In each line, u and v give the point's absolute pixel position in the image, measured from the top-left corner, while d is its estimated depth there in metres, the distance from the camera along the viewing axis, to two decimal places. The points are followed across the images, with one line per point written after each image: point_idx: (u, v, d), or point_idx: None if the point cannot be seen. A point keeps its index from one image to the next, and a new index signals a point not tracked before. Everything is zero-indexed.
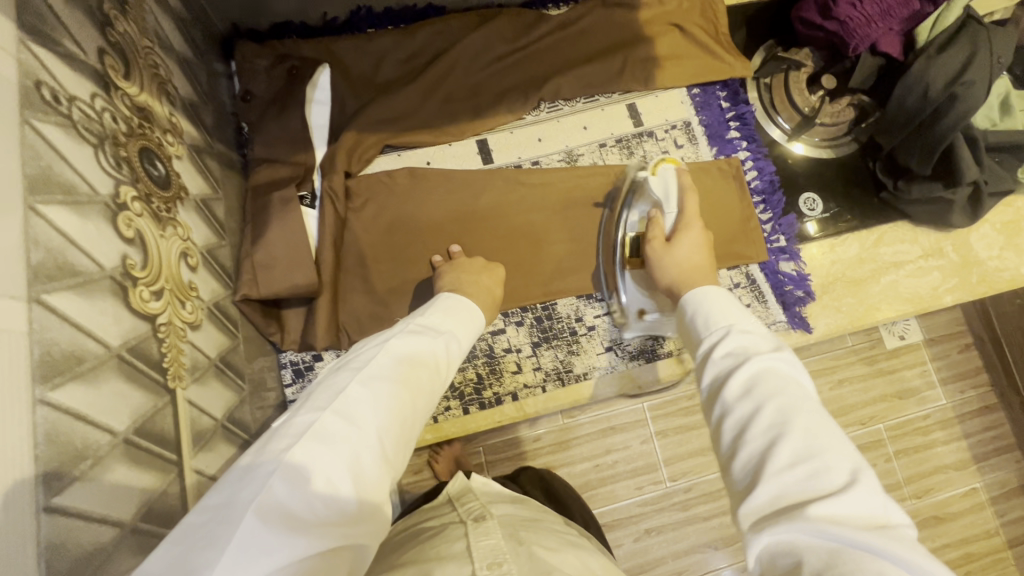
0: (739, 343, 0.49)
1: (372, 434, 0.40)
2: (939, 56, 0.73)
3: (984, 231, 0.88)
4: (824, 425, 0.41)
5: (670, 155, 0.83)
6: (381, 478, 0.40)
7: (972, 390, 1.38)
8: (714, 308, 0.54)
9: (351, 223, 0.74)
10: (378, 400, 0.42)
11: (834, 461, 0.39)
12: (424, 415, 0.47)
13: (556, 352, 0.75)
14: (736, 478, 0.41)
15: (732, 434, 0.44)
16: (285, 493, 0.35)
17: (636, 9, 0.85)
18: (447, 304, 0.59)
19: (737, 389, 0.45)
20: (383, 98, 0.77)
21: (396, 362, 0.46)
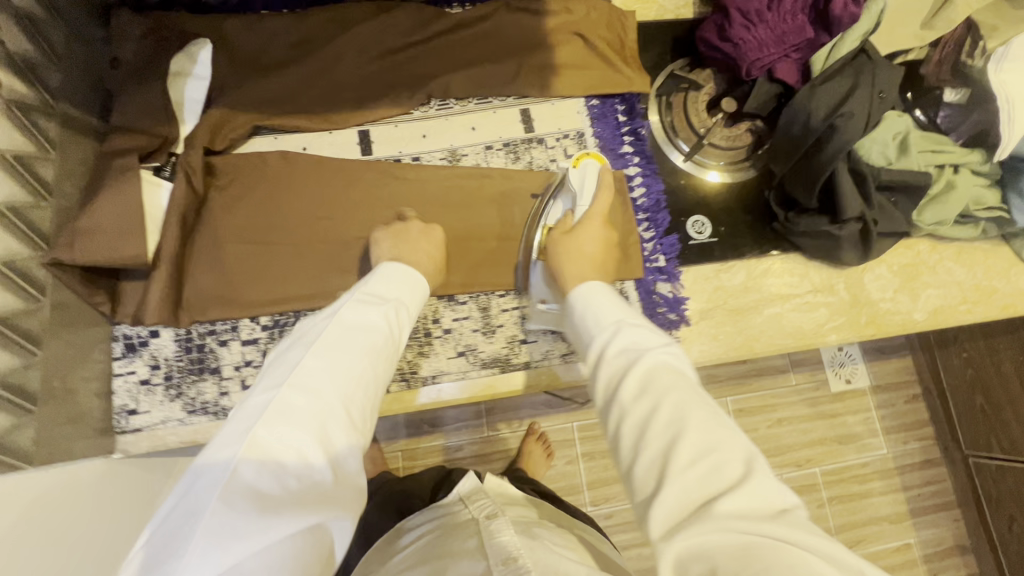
0: (630, 339, 0.52)
1: (332, 406, 0.46)
2: (821, 87, 0.71)
3: (880, 271, 0.85)
4: (717, 417, 0.45)
5: (558, 165, 0.82)
6: (350, 445, 0.46)
7: (915, 443, 1.49)
8: (597, 304, 0.57)
9: (212, 200, 0.73)
10: (332, 375, 0.48)
11: (730, 455, 0.42)
12: (383, 372, 0.53)
13: (406, 352, 0.72)
14: (638, 480, 0.44)
15: (628, 436, 0.46)
16: (252, 474, 0.40)
17: (542, 16, 0.84)
18: (408, 275, 0.64)
19: (635, 389, 0.48)
20: (260, 78, 0.76)
21: (345, 332, 0.52)
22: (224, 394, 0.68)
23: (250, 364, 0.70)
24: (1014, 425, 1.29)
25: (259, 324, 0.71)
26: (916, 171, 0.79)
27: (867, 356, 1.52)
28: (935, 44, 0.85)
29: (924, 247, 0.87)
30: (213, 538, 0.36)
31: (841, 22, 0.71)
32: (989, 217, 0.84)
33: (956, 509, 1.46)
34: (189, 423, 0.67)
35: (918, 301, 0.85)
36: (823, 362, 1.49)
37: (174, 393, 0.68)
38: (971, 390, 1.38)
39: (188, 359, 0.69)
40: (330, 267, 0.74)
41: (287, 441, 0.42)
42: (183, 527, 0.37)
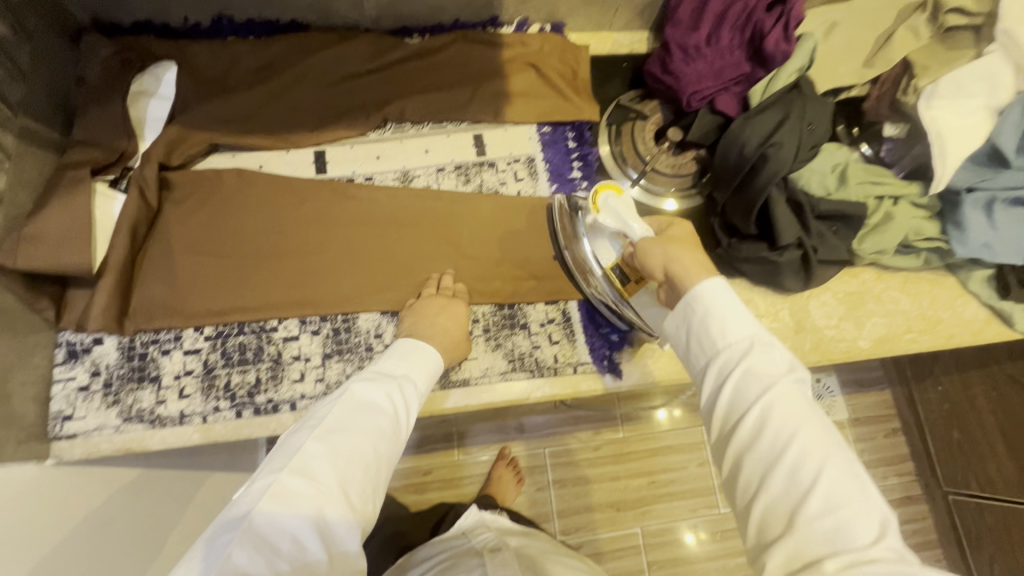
0: (758, 368, 0.48)
1: (333, 488, 0.46)
2: (754, 118, 0.74)
3: (825, 298, 0.86)
4: (845, 471, 0.43)
5: (507, 187, 0.84)
6: (349, 529, 0.45)
7: (895, 478, 1.47)
8: (726, 316, 0.51)
9: (166, 213, 0.75)
10: (336, 454, 0.48)
11: (859, 516, 0.41)
12: (390, 457, 0.52)
13: (345, 366, 0.73)
14: (757, 511, 0.44)
15: (751, 471, 0.46)
16: (246, 559, 0.40)
17: (498, 48, 0.88)
18: (422, 353, 0.63)
19: (756, 423, 0.46)
20: (221, 100, 0.79)
21: (351, 412, 0.51)
22: (161, 402, 0.69)
23: (190, 373, 0.71)
24: (990, 462, 1.28)
25: (203, 334, 0.72)
26: (855, 201, 0.81)
27: (844, 388, 1.52)
28: (875, 81, 0.90)
29: (869, 276, 0.88)
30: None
31: (773, 58, 0.75)
32: (930, 247, 0.85)
33: (937, 548, 1.44)
34: (124, 431, 0.68)
35: (863, 329, 0.86)
36: None
37: (111, 400, 0.69)
38: (948, 424, 1.38)
39: (129, 367, 0.70)
40: (276, 281, 0.75)
41: (283, 525, 0.42)
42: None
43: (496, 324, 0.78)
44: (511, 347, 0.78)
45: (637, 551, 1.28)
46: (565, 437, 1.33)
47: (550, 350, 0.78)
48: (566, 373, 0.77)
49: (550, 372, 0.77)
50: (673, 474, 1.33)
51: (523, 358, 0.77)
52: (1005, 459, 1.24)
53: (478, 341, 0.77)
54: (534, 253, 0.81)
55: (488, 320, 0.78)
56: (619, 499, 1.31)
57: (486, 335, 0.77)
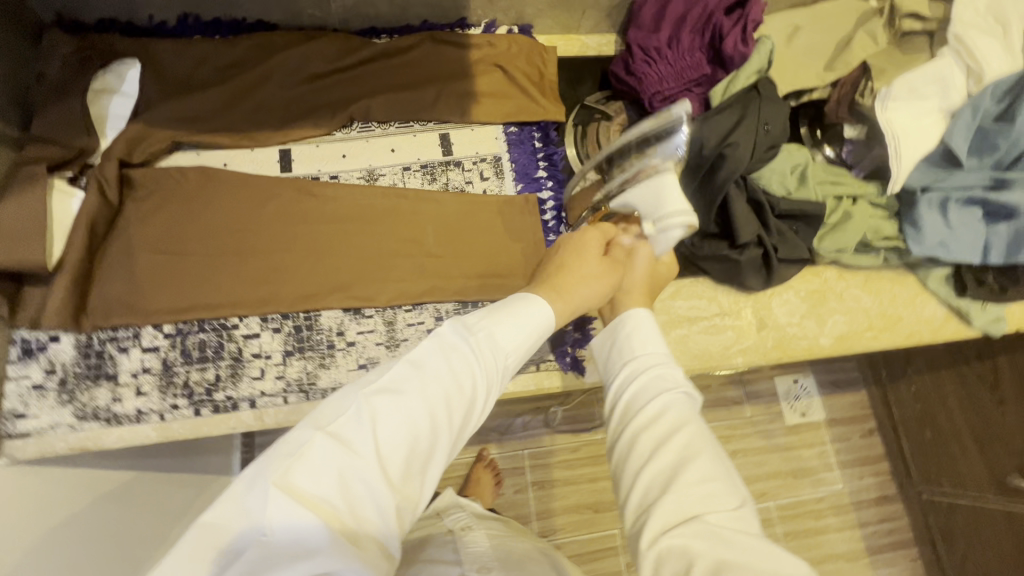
0: (660, 366, 0.53)
1: (386, 457, 0.39)
2: (713, 117, 0.75)
3: (788, 297, 0.87)
4: (716, 454, 0.47)
5: (473, 186, 0.85)
6: (392, 509, 0.38)
7: (871, 478, 1.48)
8: (637, 330, 0.56)
9: (127, 210, 0.75)
10: (382, 414, 0.40)
11: (728, 487, 0.45)
12: (460, 427, 0.44)
13: (307, 363, 0.73)
14: (639, 491, 0.47)
15: (639, 454, 0.48)
16: (278, 523, 0.35)
17: (465, 48, 0.89)
18: (519, 311, 0.51)
19: (649, 415, 0.49)
20: (185, 97, 0.79)
21: (422, 368, 0.44)
22: (117, 401, 0.69)
23: (148, 371, 0.70)
24: (961, 460, 1.30)
25: (162, 332, 0.72)
26: (814, 200, 0.82)
27: (821, 389, 1.53)
28: (835, 84, 0.91)
29: (832, 274, 0.90)
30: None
31: (733, 61, 0.78)
32: (888, 247, 0.87)
33: (911, 548, 1.45)
34: (80, 429, 0.68)
35: (824, 327, 0.87)
36: (780, 394, 1.50)
37: (67, 398, 0.68)
38: (921, 424, 1.40)
39: (86, 365, 0.69)
40: (238, 279, 0.75)
41: (323, 491, 0.37)
42: (202, 560, 0.34)
43: None
44: None
45: (614, 552, 1.28)
46: (542, 439, 1.33)
47: None
48: (527, 370, 0.77)
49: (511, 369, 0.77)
50: None
51: None
52: (976, 457, 1.27)
53: None
54: (499, 250, 0.81)
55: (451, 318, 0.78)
56: (597, 500, 1.31)
57: None
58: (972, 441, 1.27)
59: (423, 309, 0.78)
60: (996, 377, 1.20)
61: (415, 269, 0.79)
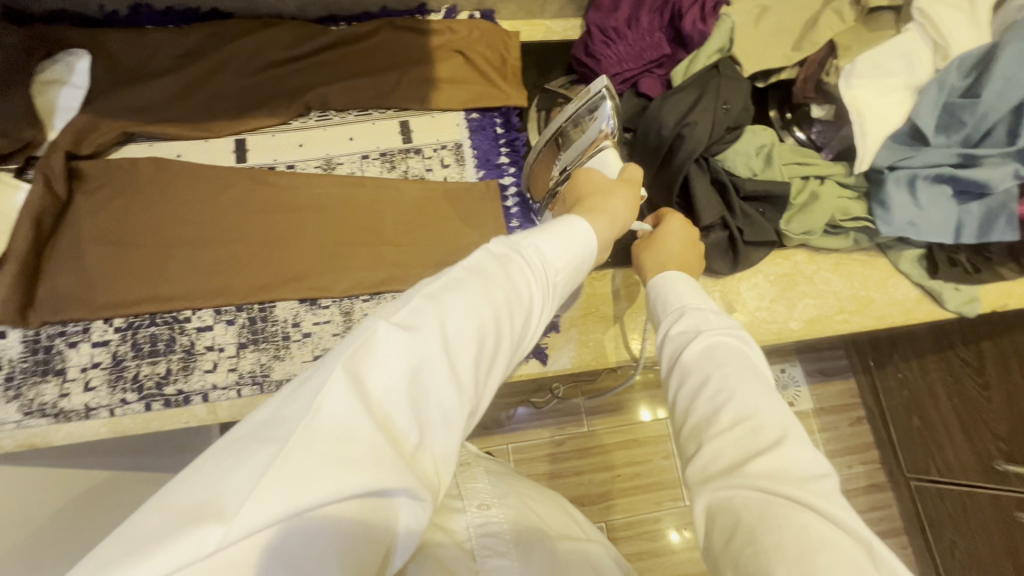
0: (693, 322, 0.53)
1: (446, 356, 0.36)
2: (671, 97, 0.74)
3: (757, 281, 0.86)
4: (759, 393, 0.46)
5: (433, 174, 0.84)
6: (451, 411, 0.35)
7: (860, 466, 1.47)
8: (675, 289, 0.58)
9: (76, 203, 0.74)
10: (448, 314, 0.37)
11: (768, 424, 0.44)
12: (514, 338, 0.42)
13: (260, 355, 0.71)
14: (686, 440, 0.47)
15: (693, 410, 0.48)
16: (333, 415, 0.31)
17: (425, 34, 0.88)
18: (569, 231, 0.50)
19: (694, 361, 0.50)
20: (135, 87, 0.78)
21: (477, 275, 0.41)
22: (65, 396, 0.67)
23: (97, 366, 0.69)
24: (948, 446, 1.29)
25: (113, 325, 0.71)
26: (780, 181, 0.81)
27: (809, 378, 1.52)
28: (801, 63, 0.89)
29: (802, 257, 0.88)
30: (270, 476, 0.28)
31: (691, 39, 0.76)
32: (857, 227, 0.85)
33: (901, 536, 1.44)
34: (27, 426, 0.66)
35: (795, 311, 0.86)
36: None
37: (12, 394, 0.66)
38: (908, 410, 1.38)
39: (33, 361, 0.68)
40: (192, 270, 0.74)
41: (379, 386, 0.33)
42: (246, 454, 0.30)
43: None
44: None
45: None
46: (528, 433, 1.32)
47: None
48: None
49: None
50: (639, 467, 1.32)
51: None
52: (962, 442, 1.25)
53: None
54: (461, 237, 0.80)
55: None
56: (583, 494, 1.29)
57: None
58: (957, 427, 1.25)
59: (382, 299, 0.76)
60: (980, 361, 1.18)
61: (372, 257, 0.77)
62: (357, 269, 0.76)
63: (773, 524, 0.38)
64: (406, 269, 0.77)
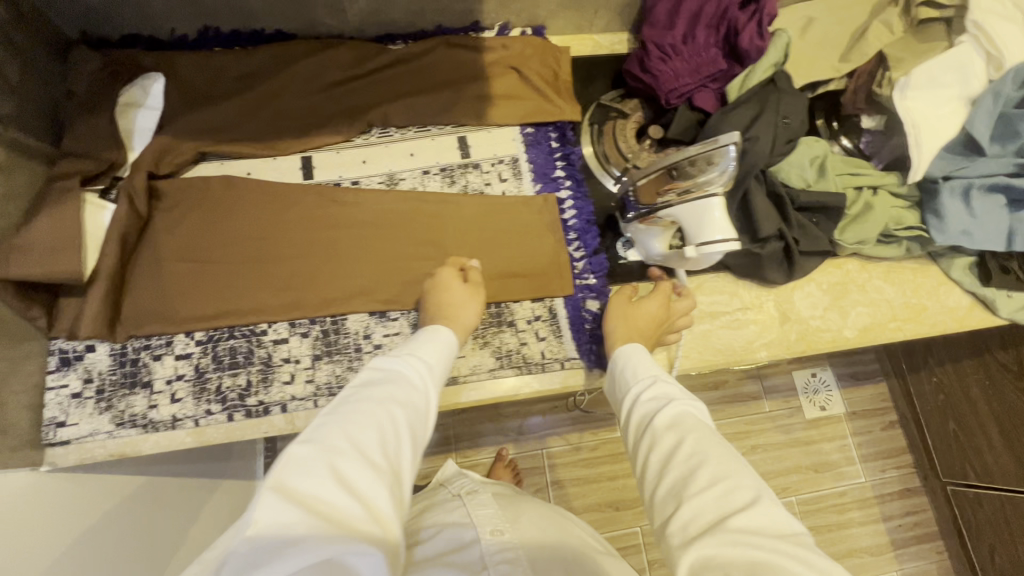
0: (662, 390, 0.59)
1: (351, 450, 0.44)
2: (731, 112, 0.75)
3: (810, 289, 0.87)
4: (731, 455, 0.50)
5: (492, 188, 0.86)
6: (377, 487, 0.43)
7: (894, 471, 1.47)
8: (637, 361, 0.64)
9: (155, 220, 0.76)
10: (346, 420, 0.46)
11: (742, 483, 0.47)
12: (416, 424, 0.50)
13: (335, 367, 0.74)
14: (659, 502, 0.49)
15: (661, 472, 0.51)
16: (275, 514, 0.39)
17: (479, 51, 0.90)
18: (434, 336, 0.61)
19: (664, 424, 0.54)
20: (208, 108, 0.81)
21: (359, 384, 0.51)
22: (153, 407, 0.70)
23: (182, 378, 0.71)
24: (987, 452, 1.28)
25: (194, 338, 0.73)
26: (833, 193, 0.82)
27: (840, 382, 1.52)
28: (850, 75, 0.91)
29: (853, 266, 0.89)
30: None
31: (748, 54, 0.78)
32: (910, 236, 0.86)
33: (937, 541, 1.44)
34: (118, 436, 0.69)
35: (848, 319, 0.87)
36: (798, 388, 1.50)
37: (104, 406, 0.69)
38: (943, 415, 1.39)
39: (121, 373, 0.71)
40: (267, 284, 0.76)
41: (308, 488, 0.41)
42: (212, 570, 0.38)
43: (484, 322, 0.78)
44: (500, 345, 0.77)
45: (637, 550, 1.28)
46: (563, 438, 1.33)
47: (537, 346, 0.78)
48: (553, 369, 0.77)
49: (537, 369, 0.77)
50: None
51: (511, 355, 0.77)
52: (1001, 448, 1.24)
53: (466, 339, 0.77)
54: (523, 249, 0.82)
55: None
56: (618, 498, 1.31)
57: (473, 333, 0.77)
58: (995, 432, 1.25)
59: None
60: (1021, 366, 1.18)
61: (438, 270, 0.79)
62: (423, 282, 0.79)
63: None
64: (470, 282, 0.79)
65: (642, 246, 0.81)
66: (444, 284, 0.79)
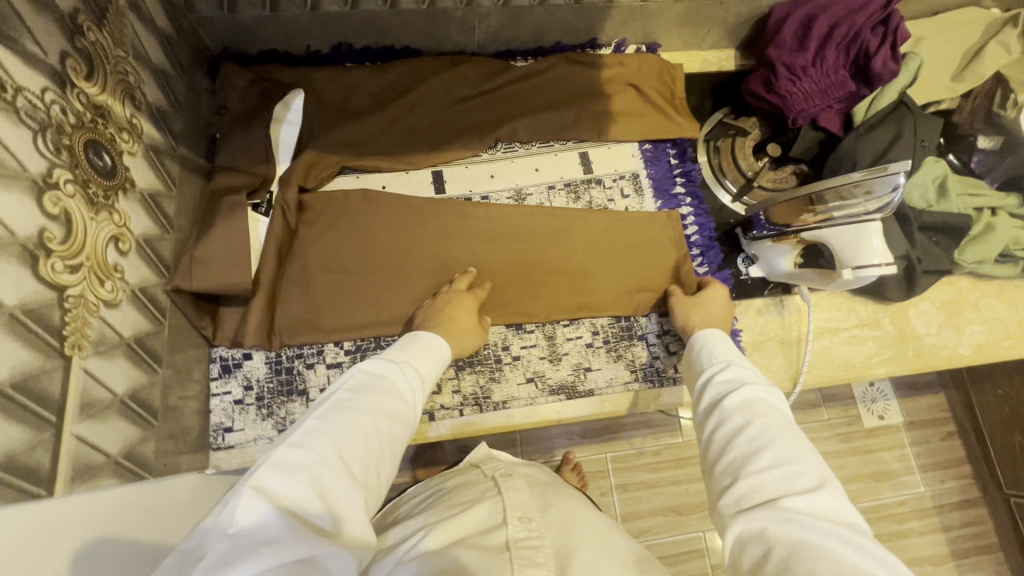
0: (737, 373, 0.60)
1: (335, 456, 0.44)
2: (867, 135, 0.77)
3: (924, 307, 0.89)
4: (800, 443, 0.51)
5: (615, 204, 0.88)
6: (355, 498, 0.42)
7: (953, 481, 1.45)
8: (716, 346, 0.66)
9: (301, 233, 0.79)
10: (337, 429, 0.46)
11: (806, 469, 0.48)
12: (399, 440, 0.51)
13: (479, 378, 0.76)
14: (718, 475, 0.51)
15: (726, 449, 0.52)
16: (256, 512, 0.38)
17: (596, 68, 0.92)
18: (424, 350, 0.63)
19: (737, 403, 0.55)
20: (347, 124, 0.83)
21: (352, 389, 0.51)
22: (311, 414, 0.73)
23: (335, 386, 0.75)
24: None
25: (343, 348, 0.77)
26: (955, 213, 0.84)
27: (898, 392, 1.50)
28: (967, 95, 0.92)
29: (965, 284, 0.90)
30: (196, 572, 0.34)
31: (881, 78, 0.78)
32: None
33: (998, 551, 1.42)
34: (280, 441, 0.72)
35: (962, 337, 0.88)
36: (857, 398, 1.47)
37: (266, 413, 0.73)
38: (1009, 426, 1.35)
39: (278, 381, 0.74)
40: (410, 296, 0.79)
41: (289, 488, 0.40)
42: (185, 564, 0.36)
43: (615, 335, 0.81)
44: (632, 358, 0.80)
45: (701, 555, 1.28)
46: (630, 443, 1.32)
47: (669, 360, 0.80)
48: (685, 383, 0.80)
49: (669, 382, 0.79)
50: None
51: (644, 369, 0.79)
52: None
53: (600, 352, 0.80)
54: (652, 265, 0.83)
55: (607, 332, 0.81)
56: (683, 503, 1.28)
57: (606, 346, 0.80)
58: None
59: (580, 324, 0.81)
60: None
61: (570, 284, 0.81)
62: (557, 295, 0.81)
63: (808, 556, 0.41)
64: (603, 299, 0.81)
65: (766, 262, 0.83)
66: (578, 297, 0.81)
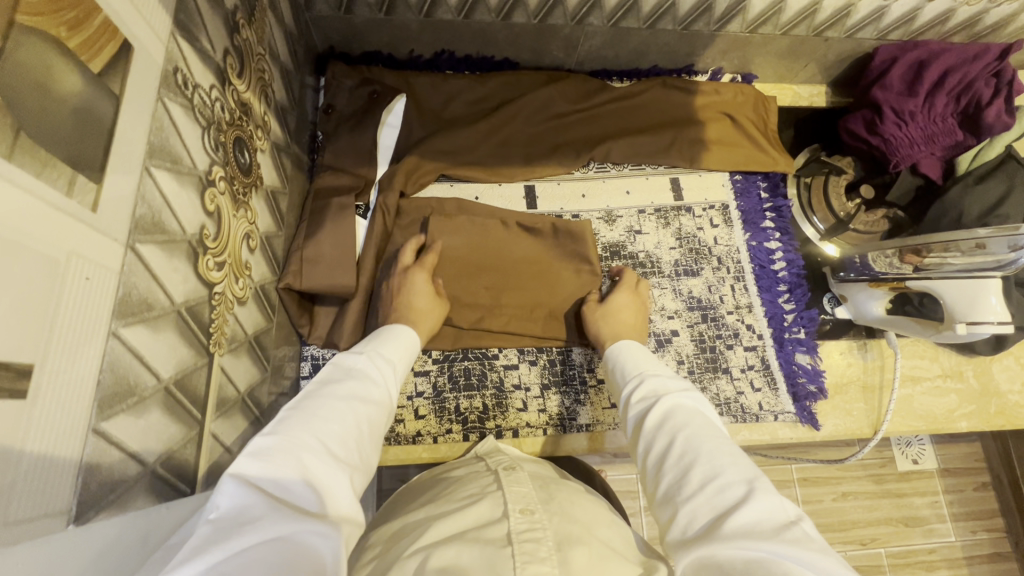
0: (651, 386, 0.55)
1: (312, 440, 0.39)
2: (976, 187, 0.77)
3: (1008, 363, 0.87)
4: (725, 448, 0.45)
5: (705, 233, 0.87)
6: (337, 477, 0.39)
7: (985, 533, 1.38)
8: (628, 359, 0.62)
9: (395, 237, 0.78)
10: (312, 414, 0.42)
11: (732, 476, 0.42)
12: (377, 428, 0.47)
13: (565, 399, 0.76)
14: (660, 506, 0.45)
15: (667, 474, 0.46)
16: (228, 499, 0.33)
17: (692, 94, 0.91)
18: (397, 338, 0.60)
19: (654, 423, 0.50)
20: (445, 133, 0.83)
21: (326, 379, 0.47)
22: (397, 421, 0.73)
23: (421, 395, 0.75)
24: None
25: (430, 356, 0.76)
26: None
27: (935, 438, 1.41)
28: None
29: None
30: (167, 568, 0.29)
31: (992, 130, 0.78)
32: None
33: None
34: None
35: None
36: (891, 439, 1.37)
37: None
38: None
39: None
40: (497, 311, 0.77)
41: (263, 475, 0.36)
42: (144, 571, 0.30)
43: (700, 366, 0.80)
44: (716, 392, 0.79)
45: None
46: None
47: (753, 397, 0.79)
48: (767, 420, 0.79)
49: (752, 419, 0.79)
50: None
51: (728, 403, 0.79)
52: None
53: None
54: None
55: (692, 362, 0.80)
56: None
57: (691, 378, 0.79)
58: None
59: (664, 353, 0.80)
60: None
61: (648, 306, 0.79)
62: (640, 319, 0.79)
63: None
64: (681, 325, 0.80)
65: (856, 305, 0.81)
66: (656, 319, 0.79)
